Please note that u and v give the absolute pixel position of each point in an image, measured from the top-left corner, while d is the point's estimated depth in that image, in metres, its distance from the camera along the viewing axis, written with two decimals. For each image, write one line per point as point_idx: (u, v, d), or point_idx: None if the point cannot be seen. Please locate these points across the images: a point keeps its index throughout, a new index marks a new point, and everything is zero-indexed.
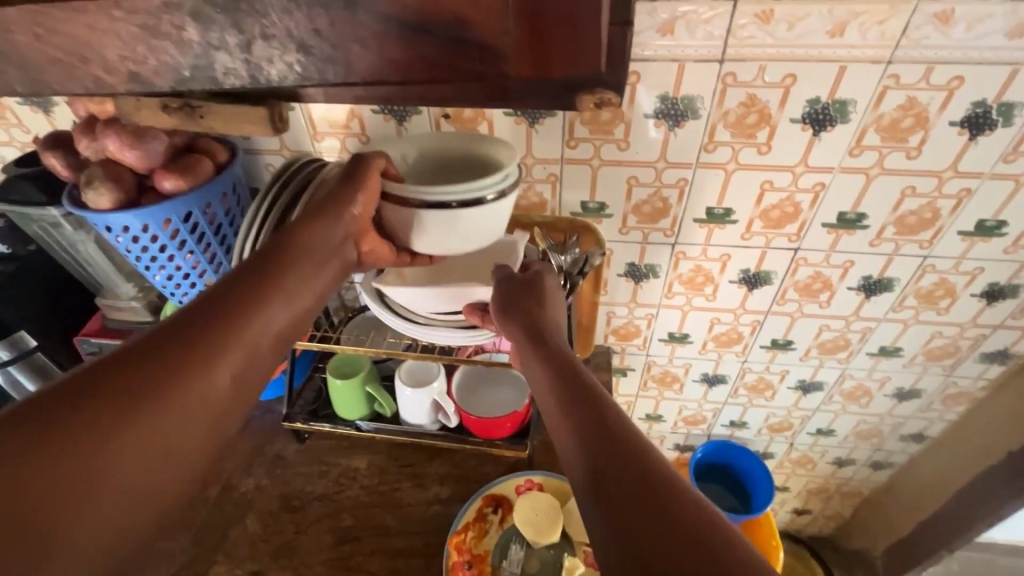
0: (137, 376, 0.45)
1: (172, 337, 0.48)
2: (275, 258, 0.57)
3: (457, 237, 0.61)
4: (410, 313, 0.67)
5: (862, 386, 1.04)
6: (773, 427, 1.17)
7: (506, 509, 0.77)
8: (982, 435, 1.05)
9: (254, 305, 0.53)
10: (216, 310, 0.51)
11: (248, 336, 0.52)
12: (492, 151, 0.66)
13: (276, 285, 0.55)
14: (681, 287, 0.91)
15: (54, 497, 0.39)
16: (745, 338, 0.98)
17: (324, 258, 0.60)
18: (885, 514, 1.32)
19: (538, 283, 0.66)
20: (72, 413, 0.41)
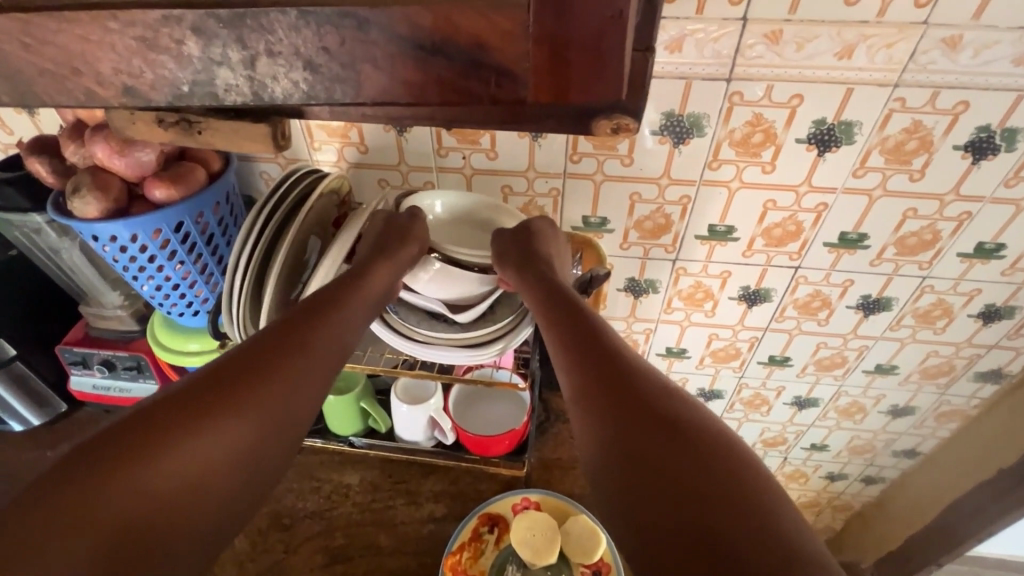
0: (187, 407, 0.47)
1: (212, 381, 0.49)
2: (312, 303, 0.57)
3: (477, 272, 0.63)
4: (410, 332, 0.65)
5: (857, 403, 1.04)
6: (767, 442, 1.17)
7: (501, 529, 0.76)
8: (973, 452, 1.05)
9: (292, 349, 0.53)
10: (263, 347, 0.53)
11: (288, 367, 0.52)
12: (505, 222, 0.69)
13: (310, 329, 0.55)
14: (680, 302, 0.90)
15: (115, 521, 0.40)
16: (742, 354, 0.97)
17: (359, 308, 0.60)
18: (875, 527, 1.33)
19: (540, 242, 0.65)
20: (130, 443, 0.43)
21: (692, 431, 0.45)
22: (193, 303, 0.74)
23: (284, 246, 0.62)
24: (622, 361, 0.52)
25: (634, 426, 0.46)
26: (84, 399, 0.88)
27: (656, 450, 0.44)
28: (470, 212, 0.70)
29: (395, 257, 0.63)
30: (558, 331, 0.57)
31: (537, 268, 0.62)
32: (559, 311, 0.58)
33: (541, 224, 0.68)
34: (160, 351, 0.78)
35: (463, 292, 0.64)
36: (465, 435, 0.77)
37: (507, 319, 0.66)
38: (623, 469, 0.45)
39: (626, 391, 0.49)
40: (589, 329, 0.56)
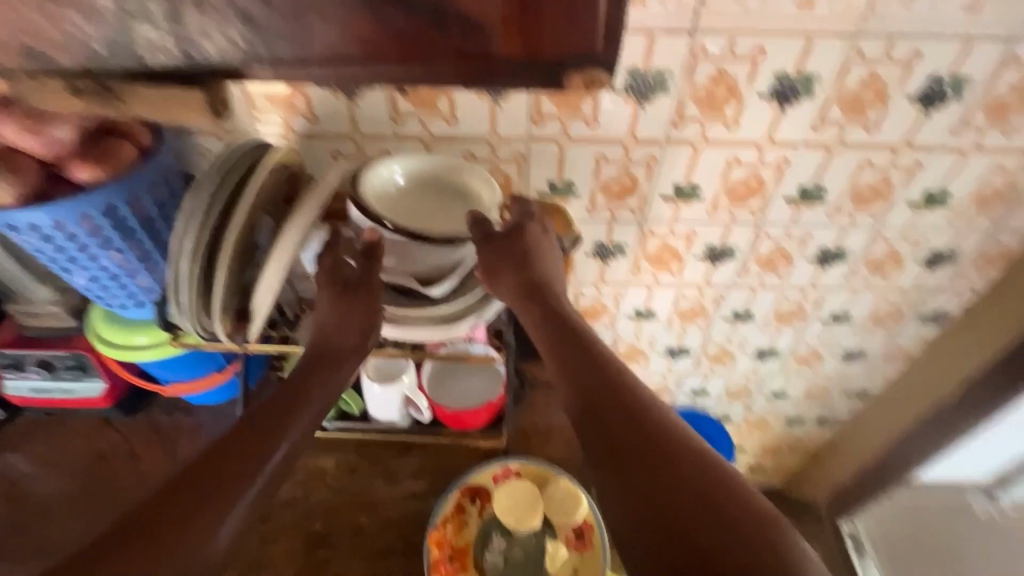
0: (164, 511, 0.51)
1: (194, 477, 0.53)
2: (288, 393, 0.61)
3: (437, 244, 0.60)
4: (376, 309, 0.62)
5: (814, 350, 1.09)
6: (731, 393, 1.21)
7: (484, 500, 0.76)
8: (917, 389, 1.13)
9: (263, 437, 0.58)
10: (235, 439, 0.57)
11: (258, 455, 0.56)
12: (467, 183, 0.65)
13: (280, 415, 0.60)
14: (648, 264, 0.91)
15: None
16: (708, 311, 1.00)
17: (325, 379, 0.63)
18: (829, 463, 1.42)
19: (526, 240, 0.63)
20: (110, 556, 0.47)
21: (686, 454, 0.48)
22: (136, 294, 0.68)
23: (233, 227, 0.58)
24: (620, 392, 0.53)
25: (632, 454, 0.49)
26: (24, 402, 0.83)
27: (655, 475, 0.47)
28: (431, 178, 0.65)
29: (337, 364, 0.64)
30: (555, 357, 0.58)
31: (526, 282, 0.61)
32: (558, 340, 0.59)
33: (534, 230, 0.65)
34: (102, 347, 0.73)
35: (426, 265, 0.62)
36: (443, 411, 0.76)
37: (478, 290, 0.63)
38: (623, 495, 0.48)
39: (622, 417, 0.51)
40: (581, 353, 0.57)
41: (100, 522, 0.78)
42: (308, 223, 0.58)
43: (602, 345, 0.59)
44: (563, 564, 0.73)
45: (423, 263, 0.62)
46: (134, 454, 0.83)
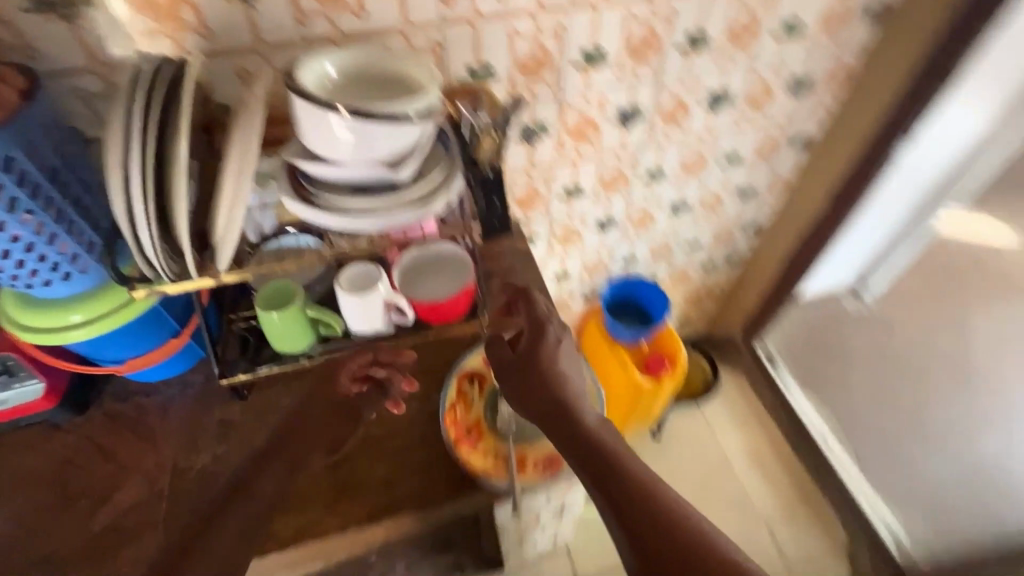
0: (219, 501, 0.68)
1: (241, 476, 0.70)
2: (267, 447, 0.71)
3: (388, 123, 0.54)
4: (337, 209, 0.60)
5: (716, 194, 1.24)
6: (656, 253, 1.36)
7: (480, 379, 0.83)
8: (798, 209, 1.34)
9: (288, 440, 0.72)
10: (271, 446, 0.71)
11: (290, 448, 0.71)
12: (407, 69, 0.62)
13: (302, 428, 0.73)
14: (570, 139, 0.96)
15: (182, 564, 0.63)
16: (626, 176, 1.09)
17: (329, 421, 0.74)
18: (741, 297, 1.66)
19: (543, 351, 0.75)
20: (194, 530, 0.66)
21: (682, 525, 0.63)
22: (60, 264, 0.61)
23: (177, 152, 0.52)
24: (644, 486, 0.66)
25: (643, 524, 0.63)
26: None
27: (662, 544, 0.62)
28: (369, 70, 0.62)
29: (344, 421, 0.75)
30: (571, 445, 0.70)
31: (545, 385, 0.73)
32: (583, 445, 0.69)
33: (552, 341, 0.76)
34: (27, 333, 0.65)
35: (374, 155, 0.58)
36: (424, 305, 0.77)
37: (438, 173, 0.63)
38: (638, 559, 0.63)
39: (632, 496, 0.65)
40: (594, 442, 0.70)
41: (94, 519, 0.71)
42: (258, 136, 0.55)
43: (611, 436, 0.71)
44: None
45: (370, 152, 0.57)
46: (105, 448, 0.77)
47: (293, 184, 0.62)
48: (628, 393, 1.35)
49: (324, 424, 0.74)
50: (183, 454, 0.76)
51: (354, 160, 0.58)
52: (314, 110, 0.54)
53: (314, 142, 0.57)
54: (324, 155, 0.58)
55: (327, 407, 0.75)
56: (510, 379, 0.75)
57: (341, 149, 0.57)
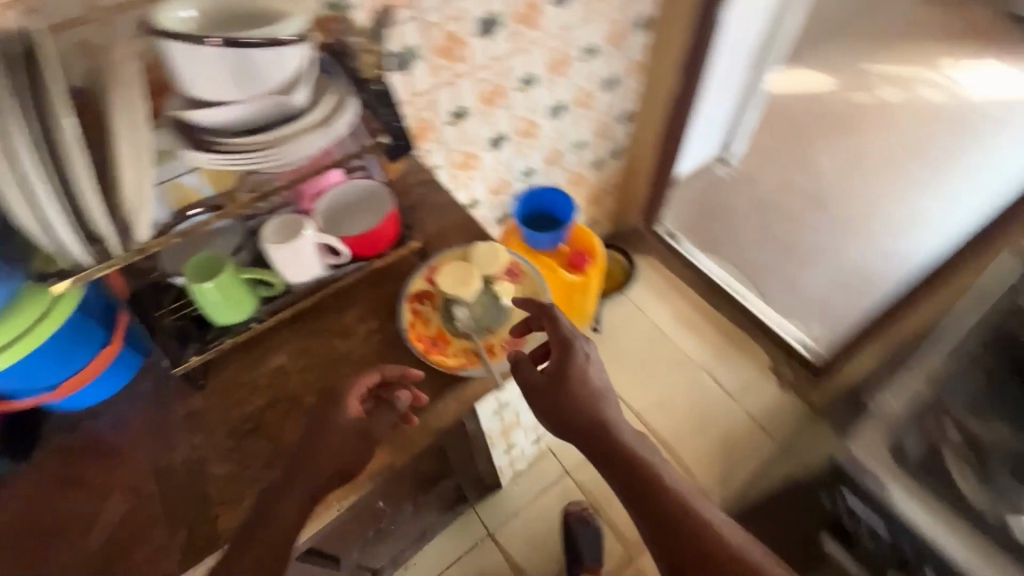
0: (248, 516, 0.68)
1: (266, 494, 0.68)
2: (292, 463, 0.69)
3: (270, 48, 0.55)
4: (238, 149, 0.60)
5: (586, 89, 1.34)
6: (549, 159, 1.45)
7: (431, 297, 0.85)
8: (658, 88, 1.48)
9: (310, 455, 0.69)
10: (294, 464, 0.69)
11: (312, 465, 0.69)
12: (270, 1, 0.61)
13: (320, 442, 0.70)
14: (441, 59, 1.00)
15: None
16: (502, 88, 1.15)
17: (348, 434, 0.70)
18: (634, 186, 1.82)
19: (570, 372, 0.75)
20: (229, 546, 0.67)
21: (712, 533, 0.71)
22: None
23: (63, 132, 0.50)
24: (682, 501, 0.73)
25: (671, 533, 0.72)
26: None
27: (689, 548, 0.71)
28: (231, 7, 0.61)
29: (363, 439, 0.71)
30: (603, 459, 0.76)
31: (575, 403, 0.75)
32: (617, 459, 0.75)
33: (581, 359, 0.76)
34: None
35: (262, 85, 0.58)
36: (355, 242, 0.82)
37: (331, 98, 0.64)
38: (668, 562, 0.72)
39: (664, 508, 0.73)
40: (627, 453, 0.75)
41: (87, 544, 0.68)
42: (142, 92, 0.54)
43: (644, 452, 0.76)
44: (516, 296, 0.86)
45: (257, 83, 0.58)
46: (69, 479, 0.73)
47: (193, 140, 0.60)
48: (571, 293, 1.43)
49: (339, 443, 0.69)
50: (158, 455, 0.74)
51: (242, 93, 0.58)
52: (189, 47, 0.54)
53: (196, 80, 0.57)
54: (210, 94, 0.58)
55: (338, 434, 0.69)
56: (539, 400, 0.76)
57: (226, 85, 0.57)
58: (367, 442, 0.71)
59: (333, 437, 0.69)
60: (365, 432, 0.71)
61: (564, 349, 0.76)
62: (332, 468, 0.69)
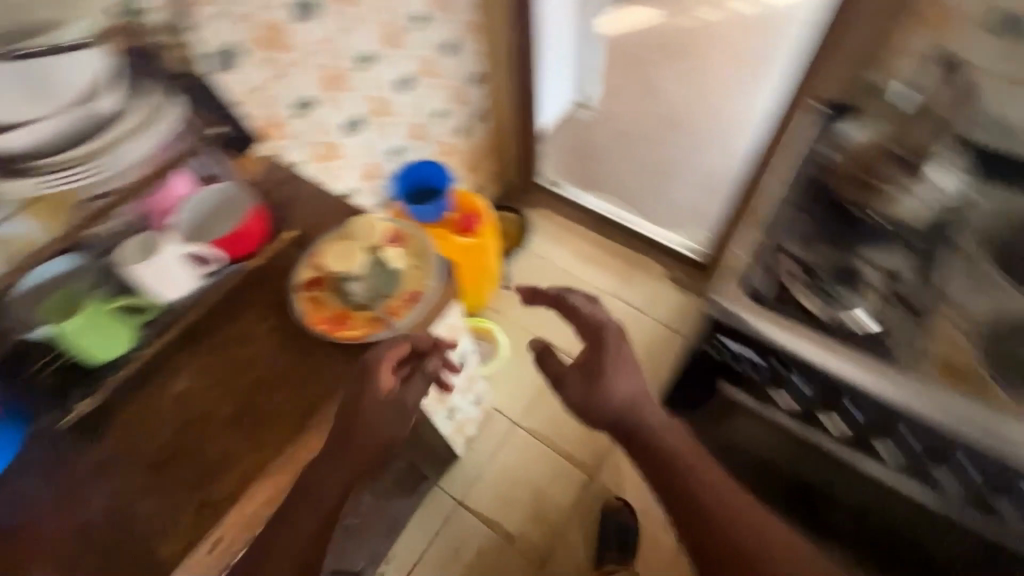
0: (279, 511, 0.74)
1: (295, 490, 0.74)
2: (336, 438, 0.75)
3: (57, 53, 0.60)
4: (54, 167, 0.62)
5: (429, 57, 1.37)
6: (414, 133, 1.47)
7: (322, 282, 0.85)
8: (496, 43, 1.55)
9: (347, 440, 0.75)
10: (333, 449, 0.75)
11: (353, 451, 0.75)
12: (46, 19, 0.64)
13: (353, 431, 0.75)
14: (268, 50, 0.99)
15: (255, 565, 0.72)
16: (343, 69, 1.15)
17: (379, 415, 0.76)
18: (506, 143, 1.89)
19: (607, 355, 0.87)
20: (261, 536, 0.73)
21: (736, 517, 0.76)
22: None
23: None
24: (718, 489, 0.79)
25: (693, 511, 0.78)
26: None
27: (710, 527, 0.76)
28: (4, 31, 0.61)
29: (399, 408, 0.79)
30: (639, 451, 0.86)
31: (602, 391, 0.87)
32: (652, 449, 0.85)
33: (612, 349, 0.87)
34: None
35: (61, 95, 0.61)
36: (220, 242, 0.82)
37: (142, 102, 0.68)
38: (693, 540, 0.78)
39: (692, 488, 0.79)
40: (658, 442, 0.85)
41: None
42: None
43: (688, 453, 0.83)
44: (403, 259, 0.88)
45: (56, 93, 0.61)
46: None
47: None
48: (475, 264, 1.52)
49: (381, 419, 0.76)
50: (73, 515, 0.70)
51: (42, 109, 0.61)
52: None
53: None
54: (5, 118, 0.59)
55: (382, 411, 0.76)
56: (571, 391, 0.90)
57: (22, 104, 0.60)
58: (405, 413, 0.80)
59: (376, 413, 0.75)
60: (401, 404, 0.79)
61: (603, 342, 0.88)
62: (373, 444, 0.76)
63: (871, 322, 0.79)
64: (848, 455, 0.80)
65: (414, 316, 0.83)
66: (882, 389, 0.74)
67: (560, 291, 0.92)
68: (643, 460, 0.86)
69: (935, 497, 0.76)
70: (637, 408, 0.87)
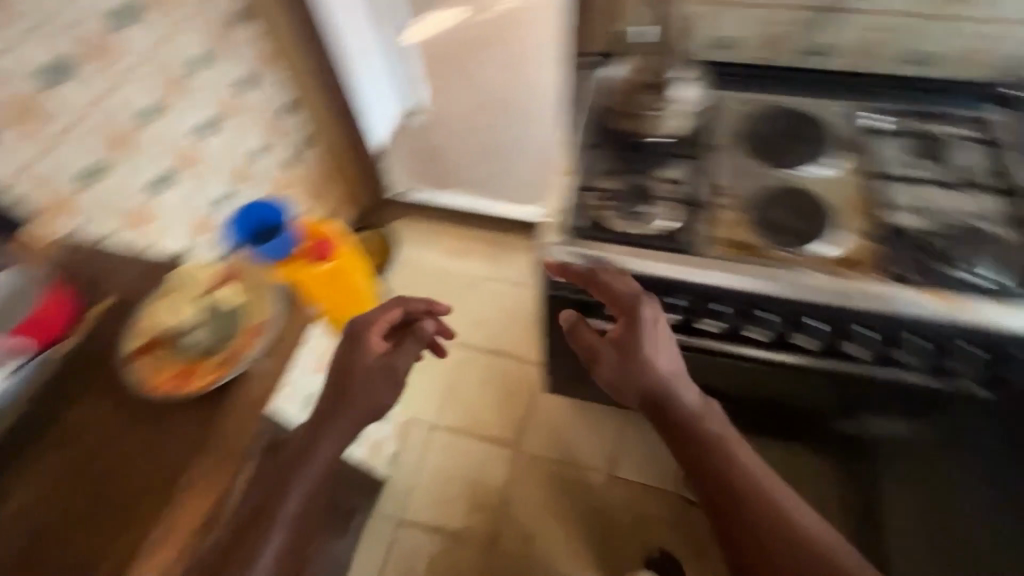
0: (275, 479, 0.75)
1: (290, 460, 0.77)
2: (330, 402, 0.84)
3: None
4: None
5: (223, 95, 1.32)
6: (236, 176, 1.42)
7: (157, 342, 0.80)
8: (296, 68, 1.53)
9: (347, 399, 0.85)
10: (337, 400, 0.85)
11: (359, 402, 0.85)
12: None
13: (353, 390, 0.85)
14: (14, 127, 0.91)
15: (239, 537, 0.71)
16: (123, 128, 1.09)
17: (373, 377, 0.88)
18: (347, 164, 1.86)
19: (639, 319, 0.85)
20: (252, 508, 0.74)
21: (762, 496, 0.72)
22: None
23: None
24: (754, 478, 0.74)
25: (715, 487, 0.74)
26: None
27: (733, 502, 0.72)
28: None
29: (394, 371, 0.91)
30: (678, 435, 0.80)
31: (637, 366, 0.84)
32: (687, 431, 0.79)
33: (646, 321, 0.85)
34: None
35: None
36: (22, 329, 0.77)
37: None
38: (716, 517, 0.73)
39: (720, 466, 0.75)
40: (698, 427, 0.79)
41: None
42: None
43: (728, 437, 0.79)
44: (240, 293, 0.87)
45: None
46: None
47: None
48: (347, 281, 1.51)
49: (368, 380, 0.87)
50: None
51: None
52: None
53: None
54: None
55: (369, 369, 0.88)
56: (607, 358, 0.88)
57: None
58: (391, 376, 0.90)
59: (360, 374, 0.88)
60: (388, 367, 0.90)
61: (632, 310, 0.86)
62: (362, 407, 0.85)
63: (671, 223, 0.92)
64: (732, 343, 1.00)
65: (265, 344, 0.80)
66: (688, 277, 0.88)
67: (591, 268, 0.91)
68: (697, 447, 0.78)
69: (900, 372, 0.93)
70: (679, 399, 0.81)
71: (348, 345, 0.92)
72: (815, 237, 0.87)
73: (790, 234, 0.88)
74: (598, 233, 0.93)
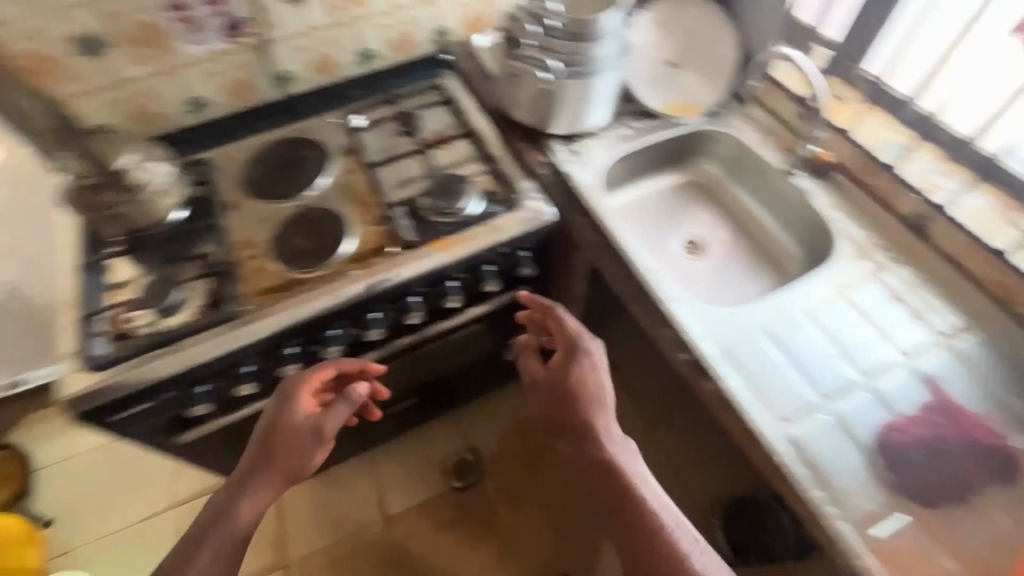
0: (192, 545, 0.75)
1: (210, 525, 0.77)
2: (258, 452, 0.82)
3: None
4: None
5: None
6: None
7: None
8: None
9: (279, 456, 0.82)
10: (263, 457, 0.82)
11: (291, 463, 0.82)
12: None
13: (280, 449, 0.82)
14: None
15: None
16: None
17: (301, 442, 0.83)
18: None
19: (577, 362, 0.88)
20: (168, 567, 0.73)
21: (662, 535, 0.73)
22: None
23: None
24: (663, 524, 0.74)
25: (628, 523, 0.75)
26: None
27: (638, 536, 0.74)
28: None
29: (322, 436, 0.84)
30: (598, 471, 0.80)
31: (573, 395, 0.86)
32: (607, 466, 0.80)
33: (581, 364, 0.88)
34: None
35: None
36: None
37: None
38: (625, 547, 0.75)
39: (634, 506, 0.76)
40: (619, 467, 0.80)
41: None
42: None
43: (646, 481, 0.79)
44: None
45: None
46: None
47: None
48: None
49: (294, 442, 0.83)
50: None
51: None
52: None
53: None
54: None
55: (294, 434, 0.83)
56: (541, 377, 0.90)
57: None
58: (318, 439, 0.84)
59: (286, 436, 0.83)
60: (319, 431, 0.84)
61: (571, 344, 0.90)
62: (285, 464, 0.82)
63: (204, 300, 0.89)
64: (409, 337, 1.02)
65: None
66: (226, 346, 0.84)
67: (545, 306, 0.95)
68: (610, 484, 0.79)
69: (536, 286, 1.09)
70: (607, 437, 0.82)
71: (270, 424, 0.84)
72: (337, 246, 0.93)
73: (315, 254, 0.93)
74: (124, 352, 0.82)
